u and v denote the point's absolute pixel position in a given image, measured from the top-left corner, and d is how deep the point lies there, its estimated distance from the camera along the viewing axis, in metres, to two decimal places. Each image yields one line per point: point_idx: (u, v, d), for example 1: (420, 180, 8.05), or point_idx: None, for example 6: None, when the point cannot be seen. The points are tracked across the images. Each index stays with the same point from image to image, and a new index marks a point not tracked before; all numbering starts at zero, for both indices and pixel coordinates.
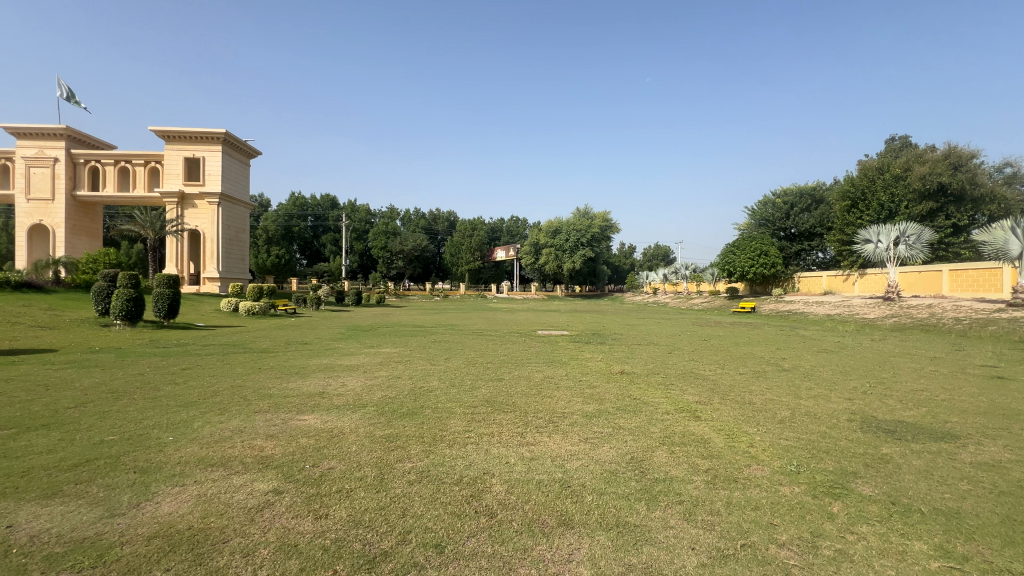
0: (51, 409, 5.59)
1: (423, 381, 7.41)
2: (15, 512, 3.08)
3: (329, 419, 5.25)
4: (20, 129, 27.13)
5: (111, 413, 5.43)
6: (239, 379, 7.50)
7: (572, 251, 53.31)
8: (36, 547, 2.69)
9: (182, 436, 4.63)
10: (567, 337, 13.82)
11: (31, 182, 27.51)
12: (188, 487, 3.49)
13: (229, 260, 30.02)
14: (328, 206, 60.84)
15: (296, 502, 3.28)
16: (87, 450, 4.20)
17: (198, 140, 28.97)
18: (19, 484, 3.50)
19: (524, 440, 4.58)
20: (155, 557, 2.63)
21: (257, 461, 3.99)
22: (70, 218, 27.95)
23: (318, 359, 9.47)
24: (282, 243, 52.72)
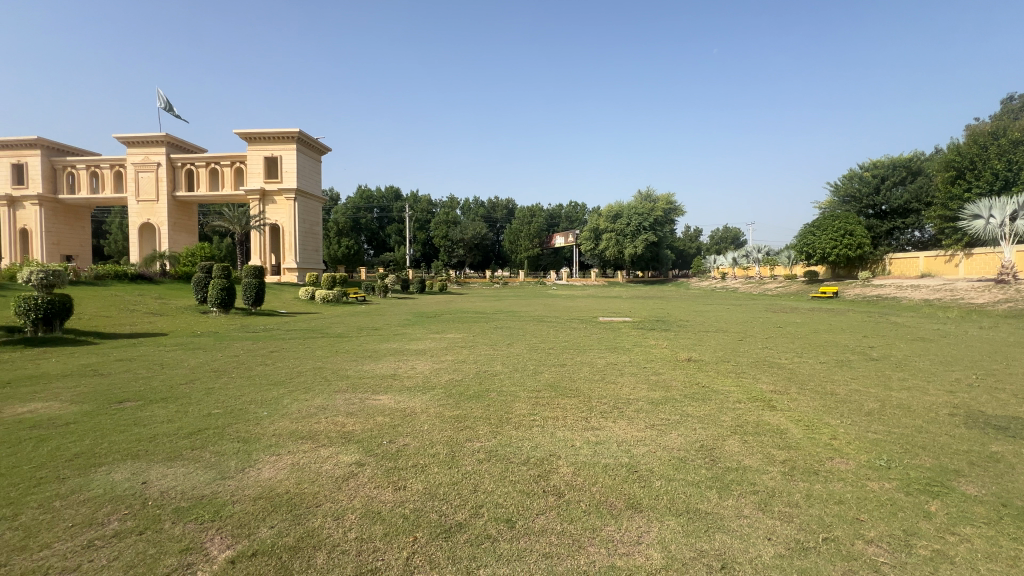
0: (167, 384, 6.39)
1: (487, 365, 7.61)
2: (147, 471, 3.59)
3: (402, 400, 5.58)
4: (130, 139, 30.53)
5: (215, 390, 6.12)
6: (320, 361, 8.12)
7: (634, 236, 51.78)
8: (167, 501, 3.13)
9: (276, 411, 5.12)
10: (630, 324, 13.56)
11: (139, 186, 30.92)
12: (282, 456, 3.88)
13: (305, 252, 32.19)
14: (392, 197, 63.47)
15: (377, 473, 3.55)
16: (199, 421, 4.77)
17: (276, 140, 31.10)
18: (148, 447, 4.06)
19: (589, 425, 4.60)
20: (262, 514, 2.97)
21: (341, 436, 4.35)
22: (172, 216, 31.20)
23: (388, 344, 10.01)
24: (351, 234, 55.60)
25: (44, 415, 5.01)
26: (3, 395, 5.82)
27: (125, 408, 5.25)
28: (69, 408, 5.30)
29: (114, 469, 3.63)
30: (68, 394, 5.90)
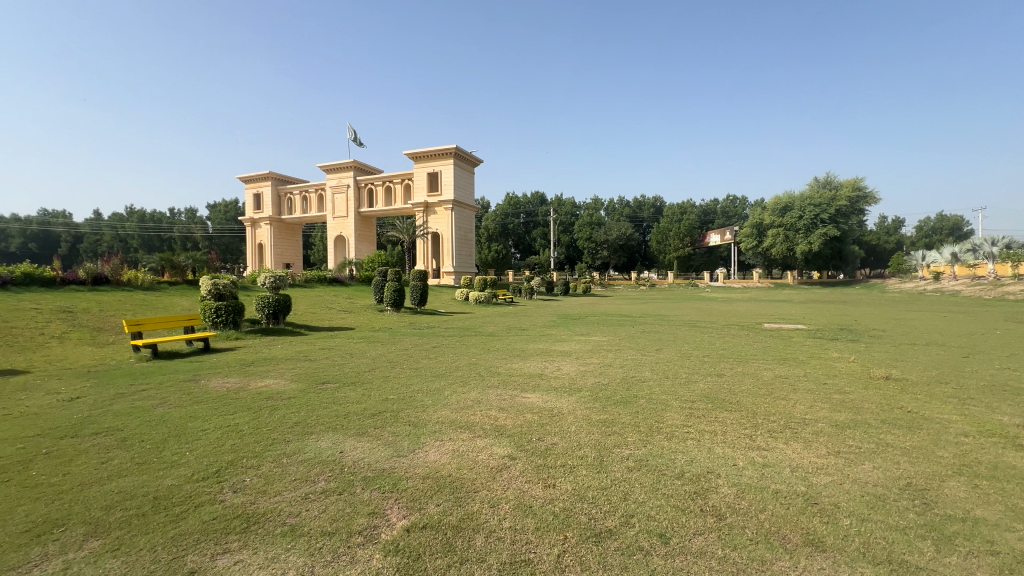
0: (355, 371, 7.58)
1: (635, 371, 7.36)
2: (344, 442, 4.33)
3: (549, 399, 5.71)
4: (329, 167, 37.07)
5: (391, 378, 7.07)
6: (474, 357, 8.79)
7: (807, 230, 44.94)
8: (358, 469, 3.72)
9: (438, 401, 5.70)
10: (804, 332, 11.79)
11: (335, 205, 37.35)
12: (445, 442, 4.30)
13: (460, 257, 35.21)
14: (538, 202, 65.72)
15: (528, 468, 3.70)
16: (379, 404, 5.57)
17: (437, 157, 34.68)
18: (344, 422, 4.89)
19: (755, 443, 4.12)
20: (430, 493, 3.32)
21: (494, 429, 4.64)
22: (358, 229, 36.98)
23: (535, 344, 10.36)
24: (500, 239, 59.22)
25: (274, 390, 6.38)
26: (249, 372, 7.58)
27: (327, 389, 6.40)
28: (291, 385, 6.66)
29: (320, 438, 4.44)
30: (289, 374, 7.42)
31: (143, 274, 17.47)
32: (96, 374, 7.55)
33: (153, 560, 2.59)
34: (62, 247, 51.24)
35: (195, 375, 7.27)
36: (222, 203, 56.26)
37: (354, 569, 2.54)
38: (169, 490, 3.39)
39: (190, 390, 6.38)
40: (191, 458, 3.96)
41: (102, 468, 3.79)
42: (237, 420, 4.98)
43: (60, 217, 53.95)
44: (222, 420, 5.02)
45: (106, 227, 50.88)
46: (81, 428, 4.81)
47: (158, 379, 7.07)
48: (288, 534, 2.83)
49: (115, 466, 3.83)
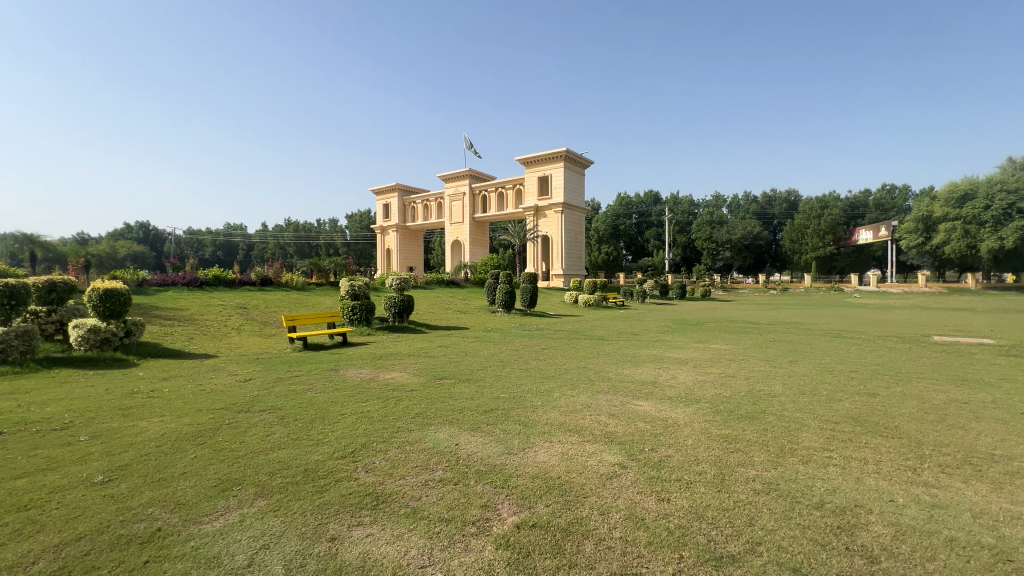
0: (469, 369, 7.98)
1: (763, 384, 6.66)
2: (459, 435, 4.58)
3: (663, 409, 5.42)
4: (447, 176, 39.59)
5: (502, 377, 7.30)
6: (583, 361, 8.70)
7: (996, 223, 36.67)
8: (472, 462, 3.91)
9: (547, 402, 5.75)
10: (992, 348, 9.61)
11: (452, 212, 39.81)
12: (554, 444, 4.32)
13: (570, 259, 35.17)
14: (651, 201, 63.17)
15: (640, 479, 3.55)
16: (491, 402, 5.79)
17: (547, 161, 35.12)
18: (459, 417, 5.17)
19: (921, 479, 3.46)
20: (539, 493, 3.36)
21: (604, 435, 4.55)
22: (472, 234, 38.96)
23: (647, 350, 9.92)
24: (611, 241, 57.97)
25: (399, 382, 6.99)
26: (379, 365, 8.42)
27: (444, 384, 6.85)
28: (414, 379, 7.25)
29: (438, 429, 4.76)
30: (411, 368, 8.08)
31: (297, 276, 20.37)
32: (263, 360, 9.00)
33: (303, 523, 2.99)
34: (240, 254, 61.99)
35: (336, 366, 8.28)
36: (358, 213, 63.30)
37: (468, 557, 2.67)
38: (315, 464, 3.89)
39: (332, 378, 7.28)
40: (333, 439, 4.51)
41: (266, 440, 4.49)
42: (368, 407, 5.55)
43: (239, 229, 65.33)
44: (357, 406, 5.65)
45: (271, 236, 60.37)
46: (253, 405, 5.76)
47: (308, 367, 8.19)
48: (411, 516, 3.07)
49: (276, 439, 4.52)
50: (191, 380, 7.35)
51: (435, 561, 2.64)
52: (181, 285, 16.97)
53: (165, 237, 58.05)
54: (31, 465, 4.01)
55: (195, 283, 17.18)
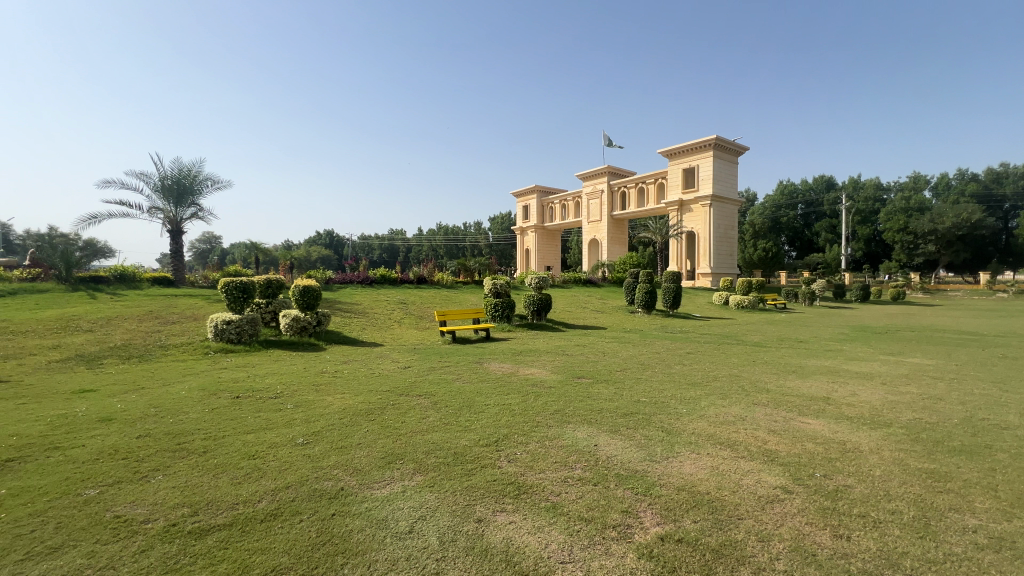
0: (608, 369, 7.84)
1: (987, 411, 5.27)
2: (598, 436, 4.52)
3: (840, 430, 4.63)
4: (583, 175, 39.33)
5: (643, 380, 7.02)
6: (735, 369, 7.91)
7: None
8: (611, 465, 3.82)
9: (693, 411, 5.35)
10: None
11: (590, 210, 39.55)
12: (702, 456, 3.99)
13: (719, 257, 32.25)
14: (823, 188, 54.79)
15: (810, 508, 3.08)
16: (630, 405, 5.60)
17: (693, 151, 32.70)
18: (597, 417, 5.12)
19: None
20: (685, 506, 3.14)
21: (763, 453, 4.05)
22: (611, 232, 38.21)
23: (818, 361, 8.60)
24: (769, 236, 51.69)
25: (538, 378, 7.20)
26: (520, 360, 8.78)
27: (582, 383, 6.84)
28: (552, 376, 7.39)
29: (577, 428, 4.76)
30: (549, 365, 8.25)
31: (447, 276, 22.31)
32: (419, 350, 10.06)
33: (454, 501, 3.26)
34: (401, 256, 70.29)
35: (480, 359, 8.87)
36: (499, 216, 66.71)
37: (608, 561, 2.62)
38: (463, 449, 4.21)
39: (477, 370, 7.82)
40: (478, 427, 4.82)
41: (423, 422, 5.01)
42: (510, 400, 5.82)
43: (400, 234, 74.07)
44: (499, 398, 5.96)
45: (425, 239, 67.26)
46: (411, 390, 6.49)
47: (457, 359, 8.92)
48: (551, 510, 3.12)
49: (430, 422, 5.01)
50: (364, 364, 8.57)
51: (575, 558, 2.65)
52: (357, 283, 19.88)
53: (345, 242, 68.59)
54: (255, 424, 5.09)
55: (366, 282, 19.97)
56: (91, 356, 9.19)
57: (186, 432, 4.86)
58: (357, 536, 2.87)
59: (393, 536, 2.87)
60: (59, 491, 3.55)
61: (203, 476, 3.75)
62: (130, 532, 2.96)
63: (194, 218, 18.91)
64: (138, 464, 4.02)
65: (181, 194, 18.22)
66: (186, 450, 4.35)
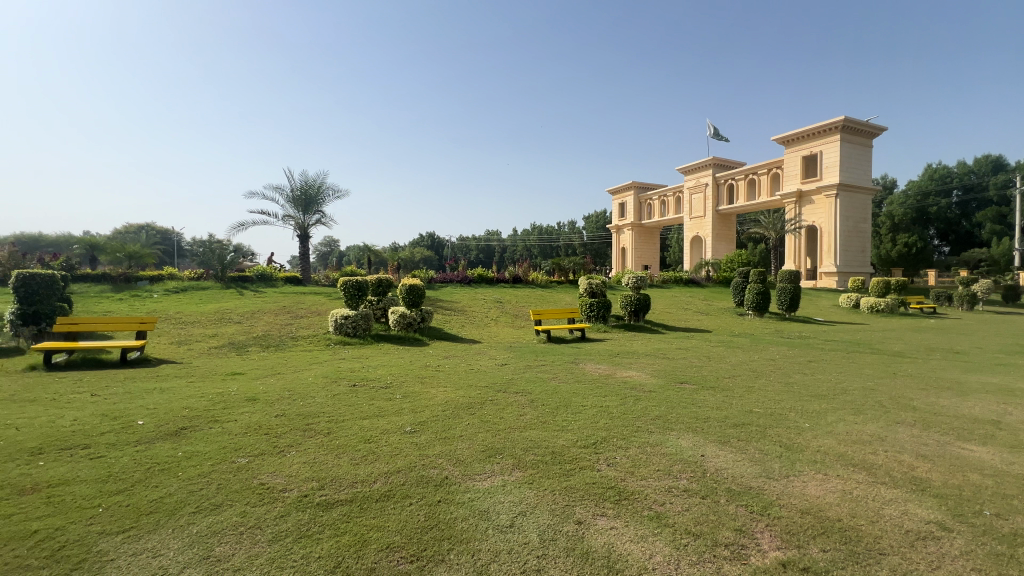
0: (714, 376, 7.31)
1: None
2: (705, 446, 4.23)
3: (1018, 463, 3.82)
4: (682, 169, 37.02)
5: (756, 389, 6.43)
6: (871, 381, 6.91)
7: None
8: (721, 479, 3.55)
9: (818, 426, 4.77)
10: None
11: (693, 206, 37.27)
12: (830, 478, 3.55)
13: (847, 253, 28.49)
14: (988, 169, 45.88)
15: (976, 552, 2.59)
16: (741, 415, 5.16)
17: (815, 136, 29.27)
18: (703, 426, 4.79)
19: None
20: (811, 532, 2.81)
21: (910, 481, 3.49)
22: (716, 228, 35.66)
23: (983, 376, 7.20)
24: (913, 228, 44.55)
25: (636, 381, 6.95)
26: (617, 362, 8.54)
27: (685, 389, 6.45)
28: (652, 379, 7.07)
29: (681, 436, 4.51)
30: (649, 369, 7.91)
31: (542, 275, 22.48)
32: (515, 348, 10.26)
33: (553, 501, 3.26)
34: (496, 256, 72.36)
35: (576, 359, 8.80)
36: (594, 214, 65.64)
37: None
38: (562, 449, 4.20)
39: (573, 371, 7.76)
40: (576, 427, 4.78)
41: (521, 419, 5.09)
42: (608, 403, 5.68)
43: (496, 235, 76.30)
44: (597, 400, 5.84)
45: (520, 240, 68.43)
46: (508, 387, 6.63)
47: (553, 358, 8.94)
48: (654, 520, 2.99)
49: (528, 420, 5.07)
50: (463, 360, 8.95)
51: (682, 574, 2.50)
52: (456, 282, 20.86)
53: (445, 243, 72.36)
54: (369, 411, 5.57)
55: (465, 281, 20.86)
56: (239, 344, 10.76)
57: (313, 414, 5.48)
58: (461, 524, 2.99)
59: (495, 528, 2.95)
60: (218, 457, 4.20)
61: (327, 455, 4.18)
62: (272, 498, 3.40)
63: (318, 224, 21.23)
64: (276, 440, 4.61)
65: (308, 203, 20.56)
66: (314, 431, 4.88)
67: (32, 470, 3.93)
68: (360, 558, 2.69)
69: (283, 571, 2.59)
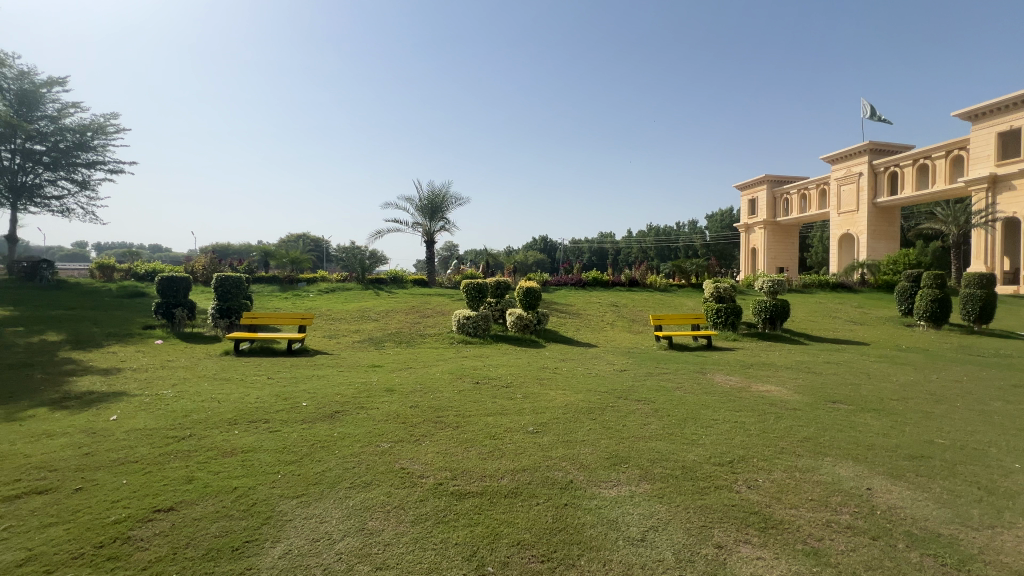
0: (877, 396, 6.24)
1: None
2: (871, 478, 3.64)
3: None
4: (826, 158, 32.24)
5: (936, 416, 5.35)
6: None
7: None
8: (897, 519, 3.02)
9: None
10: None
11: (841, 199, 32.49)
12: None
13: None
14: None
15: None
16: (918, 446, 4.32)
17: (1018, 106, 23.48)
18: (866, 454, 4.12)
19: None
20: None
21: None
22: (872, 224, 30.63)
23: None
24: None
25: (776, 397, 6.23)
26: (751, 374, 7.76)
27: (839, 409, 5.61)
28: (795, 396, 6.28)
29: (838, 463, 3.93)
30: (791, 383, 7.04)
31: (661, 279, 21.43)
32: (634, 354, 9.89)
33: (688, 519, 3.06)
34: (609, 258, 70.85)
35: (702, 368, 8.19)
36: (718, 213, 60.87)
37: None
38: (693, 464, 3.93)
39: (700, 381, 7.24)
40: (708, 442, 4.43)
41: (645, 429, 4.88)
42: (743, 418, 5.18)
43: (610, 237, 74.80)
44: (729, 415, 5.37)
45: (635, 242, 66.02)
46: (629, 394, 6.41)
47: (676, 366, 8.45)
48: (812, 556, 2.65)
49: (653, 430, 4.84)
50: (580, 364, 8.88)
51: None
52: (571, 285, 20.85)
53: (558, 246, 72.86)
54: (492, 409, 5.79)
55: (580, 284, 20.74)
56: (377, 339, 11.99)
57: (443, 408, 5.87)
58: (590, 531, 2.95)
59: (626, 540, 2.86)
60: (365, 440, 4.71)
61: (457, 447, 4.44)
62: (412, 482, 3.70)
63: (442, 230, 22.81)
64: (412, 429, 5.02)
65: (434, 211, 22.20)
66: (443, 423, 5.23)
67: (230, 437, 4.82)
68: (493, 550, 2.81)
69: (425, 552, 2.80)
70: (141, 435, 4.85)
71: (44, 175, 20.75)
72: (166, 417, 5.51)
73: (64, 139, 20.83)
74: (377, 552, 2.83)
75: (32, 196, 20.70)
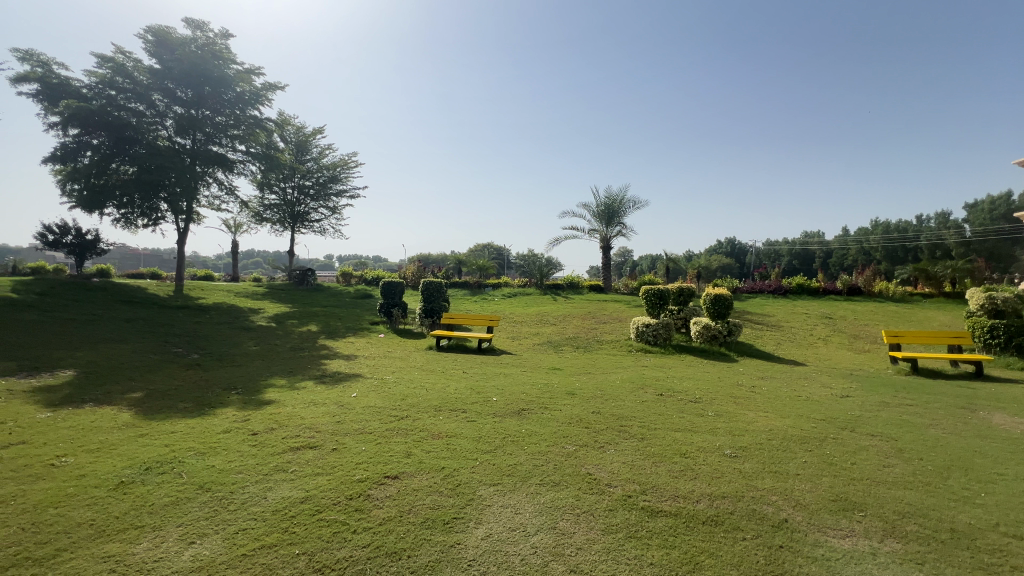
0: None
1: None
2: None
3: None
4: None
5: None
6: None
7: None
8: None
9: None
10: None
11: None
12: None
13: None
14: None
15: None
16: None
17: None
18: None
19: None
20: None
21: None
22: None
23: None
24: None
25: None
26: None
27: None
28: None
29: None
30: None
31: (896, 286, 17.25)
32: (858, 377, 8.14)
33: None
34: (816, 261, 60.34)
35: (970, 403, 6.25)
36: (984, 199, 46.38)
37: None
38: (969, 529, 2.98)
39: (966, 419, 5.53)
40: (990, 504, 3.32)
41: (886, 472, 3.91)
42: None
43: (817, 238, 63.56)
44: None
45: (853, 241, 54.78)
46: (856, 426, 5.25)
47: (925, 397, 6.64)
48: None
49: (898, 475, 3.85)
50: (785, 383, 7.67)
51: None
52: (768, 293, 18.33)
53: (748, 248, 65.38)
54: (682, 424, 5.37)
55: (780, 291, 18.11)
56: (557, 343, 12.36)
57: (627, 417, 5.68)
58: None
59: None
60: (551, 440, 4.85)
61: (644, 460, 4.24)
62: (600, 489, 3.66)
63: (619, 235, 22.48)
64: (596, 436, 4.98)
65: (610, 216, 22.05)
66: (628, 433, 5.05)
67: (436, 421, 5.49)
68: None
69: (618, 564, 2.73)
70: (373, 412, 5.89)
71: (311, 205, 27.21)
72: (389, 398, 6.61)
73: (323, 176, 27.05)
74: (569, 554, 2.85)
75: (304, 222, 27.30)
